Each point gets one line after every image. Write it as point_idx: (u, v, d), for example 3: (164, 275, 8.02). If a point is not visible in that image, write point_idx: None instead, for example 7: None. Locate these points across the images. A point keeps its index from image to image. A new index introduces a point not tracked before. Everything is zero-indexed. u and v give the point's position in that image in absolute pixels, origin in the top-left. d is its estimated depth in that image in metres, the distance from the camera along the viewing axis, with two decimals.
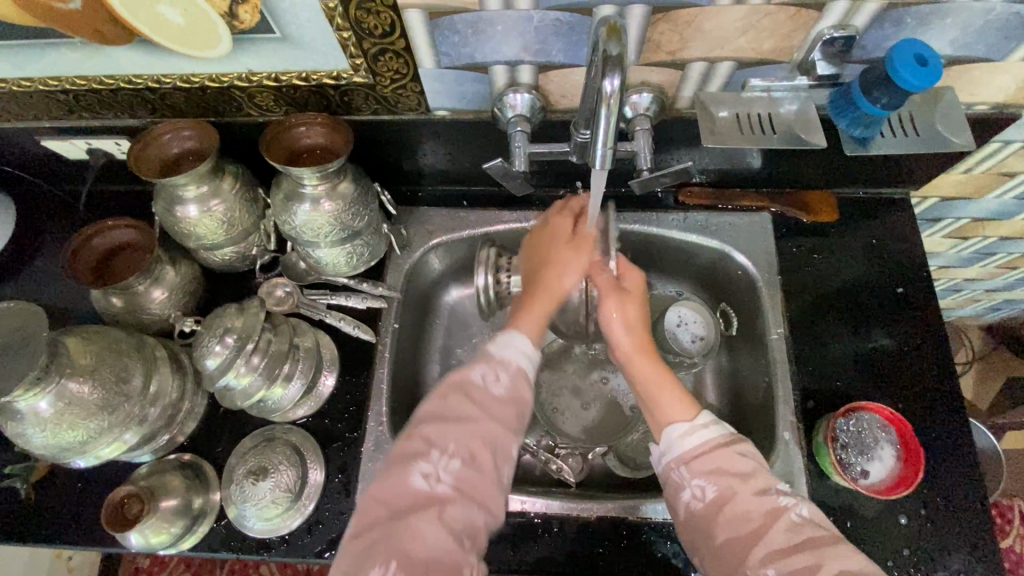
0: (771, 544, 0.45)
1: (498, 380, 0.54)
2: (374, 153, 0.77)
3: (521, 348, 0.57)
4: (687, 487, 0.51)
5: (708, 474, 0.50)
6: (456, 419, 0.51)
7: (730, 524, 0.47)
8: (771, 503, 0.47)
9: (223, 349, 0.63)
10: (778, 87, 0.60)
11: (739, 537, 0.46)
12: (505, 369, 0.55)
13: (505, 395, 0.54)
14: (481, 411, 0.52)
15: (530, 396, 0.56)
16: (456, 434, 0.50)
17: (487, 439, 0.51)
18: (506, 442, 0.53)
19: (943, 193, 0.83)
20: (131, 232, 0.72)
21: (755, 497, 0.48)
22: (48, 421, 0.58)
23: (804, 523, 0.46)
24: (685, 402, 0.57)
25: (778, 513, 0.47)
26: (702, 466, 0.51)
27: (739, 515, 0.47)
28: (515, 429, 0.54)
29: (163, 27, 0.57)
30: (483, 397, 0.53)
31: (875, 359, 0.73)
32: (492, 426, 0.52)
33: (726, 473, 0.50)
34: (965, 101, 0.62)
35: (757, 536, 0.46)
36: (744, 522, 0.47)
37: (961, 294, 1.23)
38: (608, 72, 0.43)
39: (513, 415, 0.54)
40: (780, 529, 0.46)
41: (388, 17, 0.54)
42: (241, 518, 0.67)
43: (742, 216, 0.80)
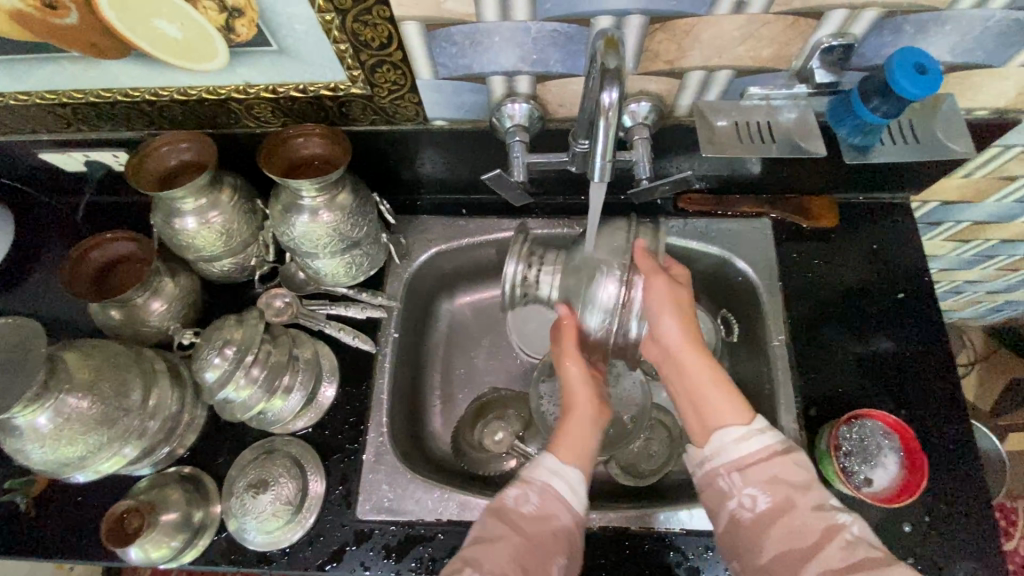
0: (825, 561, 0.45)
1: (530, 500, 0.54)
2: (373, 162, 0.77)
3: (549, 465, 0.56)
4: (734, 496, 0.51)
5: (761, 485, 0.50)
6: (490, 540, 0.51)
7: (781, 538, 0.47)
8: (827, 520, 0.47)
9: (221, 361, 0.64)
10: (778, 95, 0.60)
11: (789, 551, 0.47)
12: (536, 489, 0.55)
13: (538, 514, 0.53)
14: (513, 530, 0.52)
15: (567, 513, 0.54)
16: (487, 554, 0.50)
17: (520, 556, 0.50)
18: (543, 563, 0.50)
19: (943, 197, 0.83)
20: (129, 244, 0.72)
21: (811, 512, 0.48)
22: (47, 437, 0.58)
23: (859, 544, 0.46)
24: (739, 403, 0.55)
25: (835, 531, 0.46)
26: (756, 475, 0.51)
27: (794, 530, 0.47)
28: (555, 550, 0.51)
29: (160, 41, 0.57)
30: (516, 518, 0.53)
31: (878, 366, 0.73)
32: (525, 542, 0.51)
33: (782, 484, 0.49)
34: (965, 107, 0.62)
35: (813, 551, 0.46)
36: (798, 539, 0.47)
37: (963, 296, 1.23)
38: (606, 84, 0.42)
39: (552, 537, 0.52)
40: (837, 547, 0.46)
41: (385, 29, 0.54)
42: (242, 531, 0.67)
43: (742, 222, 0.80)
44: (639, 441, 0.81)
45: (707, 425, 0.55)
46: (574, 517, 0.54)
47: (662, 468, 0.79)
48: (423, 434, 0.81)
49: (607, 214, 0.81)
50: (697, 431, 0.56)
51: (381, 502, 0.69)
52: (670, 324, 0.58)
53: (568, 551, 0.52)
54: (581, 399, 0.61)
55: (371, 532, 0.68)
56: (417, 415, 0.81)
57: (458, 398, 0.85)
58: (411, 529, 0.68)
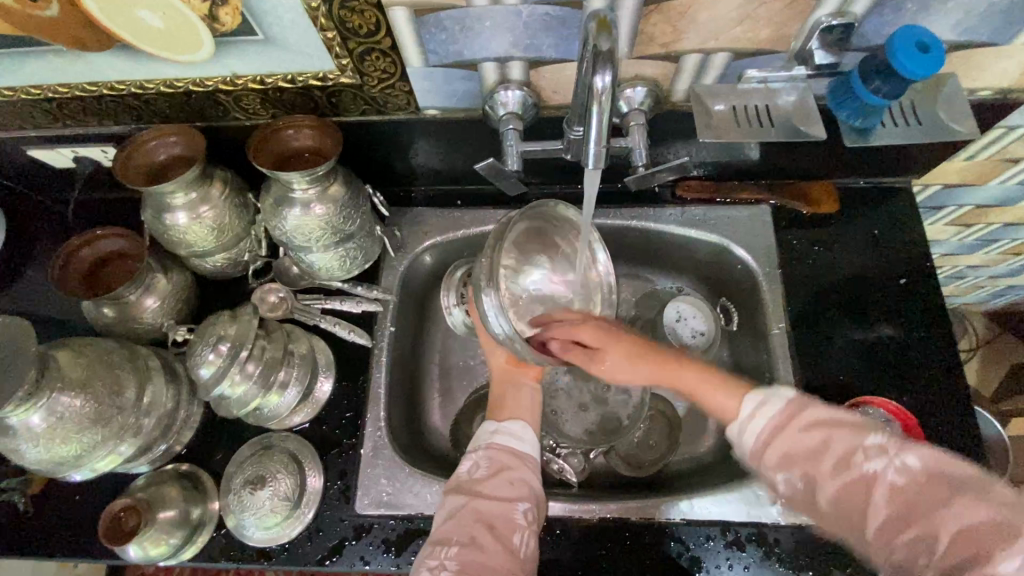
0: (877, 518, 0.42)
1: (478, 467, 0.57)
2: (365, 154, 0.75)
3: (489, 430, 0.62)
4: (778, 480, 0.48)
5: (784, 458, 0.47)
6: (454, 512, 0.53)
7: (833, 504, 0.45)
8: (859, 471, 0.44)
9: (216, 357, 0.63)
10: (775, 78, 0.58)
11: (844, 515, 0.44)
12: (482, 453, 0.59)
13: (491, 472, 0.56)
14: (472, 494, 0.54)
15: (513, 463, 0.58)
16: (453, 525, 0.52)
17: (484, 517, 0.53)
18: (508, 514, 0.53)
19: (946, 180, 0.81)
20: (121, 241, 0.71)
21: (835, 474, 0.44)
22: (41, 436, 0.57)
23: (904, 481, 0.42)
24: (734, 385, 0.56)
25: (871, 480, 0.43)
26: (778, 447, 0.48)
27: (838, 494, 0.44)
28: (515, 497, 0.55)
29: (143, 32, 0.56)
30: (470, 486, 0.56)
31: (879, 352, 0.72)
32: (485, 501, 0.54)
33: (798, 454, 0.47)
34: (968, 87, 0.60)
35: (863, 509, 0.43)
36: (846, 497, 0.44)
37: (965, 281, 1.21)
38: (599, 67, 0.41)
39: (508, 486, 0.55)
40: (878, 499, 0.42)
41: (373, 16, 0.52)
42: (241, 528, 0.67)
43: (741, 209, 0.79)
44: (639, 431, 0.80)
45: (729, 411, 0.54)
46: (525, 461, 0.59)
47: (663, 458, 0.78)
48: (422, 428, 0.81)
49: (604, 204, 0.80)
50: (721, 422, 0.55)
51: (379, 497, 0.68)
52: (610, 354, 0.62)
53: (529, 494, 0.56)
54: (499, 381, 0.68)
55: (371, 527, 0.68)
56: (416, 409, 0.81)
57: (456, 391, 0.84)
58: (410, 522, 0.68)
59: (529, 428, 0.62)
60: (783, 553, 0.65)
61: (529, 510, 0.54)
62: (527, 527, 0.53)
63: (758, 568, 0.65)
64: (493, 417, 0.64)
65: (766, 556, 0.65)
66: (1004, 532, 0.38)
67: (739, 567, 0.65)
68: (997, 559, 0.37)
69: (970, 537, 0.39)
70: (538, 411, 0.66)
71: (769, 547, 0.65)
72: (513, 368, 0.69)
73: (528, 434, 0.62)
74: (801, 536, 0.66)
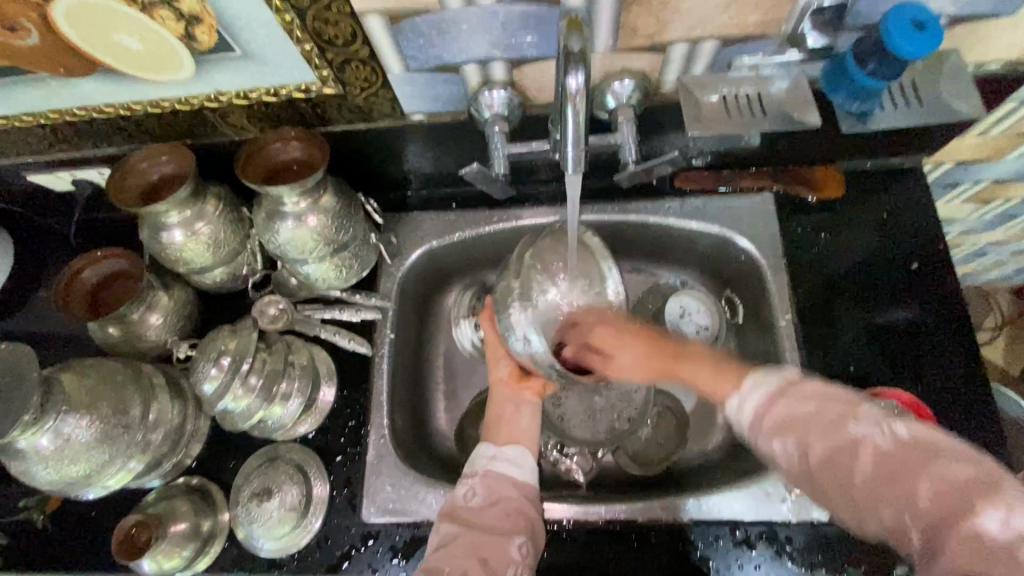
0: (866, 481, 0.41)
1: (475, 494, 0.57)
2: (357, 161, 0.75)
3: (487, 453, 0.61)
4: (778, 442, 0.47)
5: (782, 432, 0.47)
6: (448, 542, 0.53)
7: (825, 467, 0.44)
8: (849, 434, 0.43)
9: (218, 372, 0.63)
10: (767, 64, 0.56)
11: (839, 485, 0.43)
12: (478, 480, 0.59)
13: (487, 501, 0.56)
14: (466, 526, 0.54)
15: (512, 493, 0.57)
16: (448, 557, 0.52)
17: (478, 549, 0.52)
18: (501, 547, 0.53)
19: (959, 157, 0.78)
20: (120, 261, 0.72)
21: (827, 437, 0.44)
22: (50, 458, 0.59)
23: (895, 446, 0.41)
24: (732, 371, 0.55)
25: (860, 442, 0.43)
26: (779, 413, 0.48)
27: (830, 454, 0.43)
28: (512, 530, 0.55)
29: (124, 55, 0.56)
30: (466, 514, 0.56)
31: (890, 339, 0.70)
32: (480, 534, 0.54)
33: (799, 424, 0.46)
34: (975, 61, 0.57)
35: (851, 469, 0.42)
36: (843, 459, 0.43)
37: (986, 258, 1.17)
38: (571, 68, 0.40)
39: (504, 518, 0.55)
40: (864, 461, 0.42)
41: (348, 25, 0.52)
42: (251, 539, 0.68)
43: (743, 199, 0.76)
44: (646, 428, 0.79)
45: (725, 392, 0.54)
46: (521, 490, 0.59)
47: (671, 455, 0.77)
48: (428, 432, 0.81)
49: (600, 199, 0.78)
50: (715, 392, 0.55)
51: (385, 503, 0.69)
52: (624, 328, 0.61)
53: (524, 525, 0.55)
54: (500, 398, 0.66)
55: (377, 534, 0.68)
56: (421, 414, 0.81)
57: (461, 394, 0.84)
58: (416, 529, 0.68)
59: (533, 457, 0.62)
60: (795, 551, 0.64)
61: (525, 542, 0.54)
62: (519, 559, 0.53)
63: (770, 567, 0.63)
64: (489, 437, 0.64)
65: (777, 554, 0.64)
66: (987, 490, 0.37)
67: (750, 566, 0.64)
68: (978, 515, 0.36)
69: (953, 491, 0.38)
70: (535, 428, 0.65)
71: (780, 546, 0.64)
72: (515, 384, 0.67)
73: (525, 460, 0.62)
74: (814, 533, 0.64)
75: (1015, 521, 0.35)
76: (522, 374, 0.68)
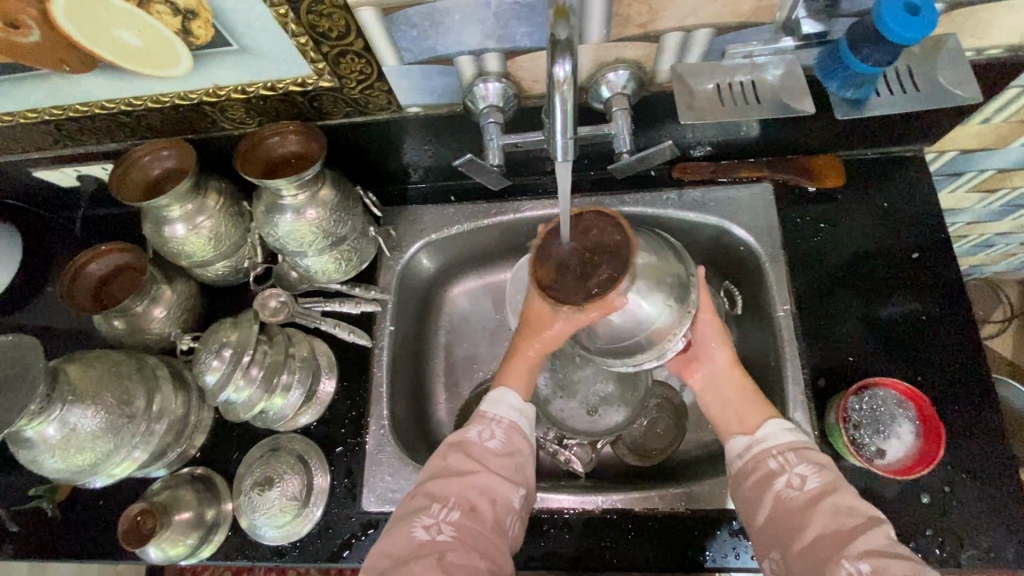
0: (866, 543, 0.45)
1: (493, 436, 0.56)
2: (356, 155, 0.76)
3: (512, 403, 0.59)
4: (784, 474, 0.51)
5: (813, 464, 0.51)
6: (456, 473, 0.53)
7: (828, 515, 0.48)
8: (871, 509, 0.48)
9: (220, 363, 0.64)
10: (761, 52, 0.56)
11: (831, 533, 0.47)
12: (500, 425, 0.57)
13: (504, 450, 0.56)
14: (481, 464, 0.54)
15: (525, 447, 0.57)
16: (456, 486, 0.52)
17: (489, 490, 0.53)
18: (509, 493, 0.54)
19: (962, 145, 0.77)
20: (124, 255, 0.74)
21: (854, 496, 0.49)
22: (57, 446, 0.60)
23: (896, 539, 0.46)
24: (766, 403, 0.59)
25: (878, 522, 0.47)
26: (809, 456, 0.52)
27: (840, 509, 0.48)
28: (517, 482, 0.55)
29: (123, 50, 0.57)
30: (480, 453, 0.55)
31: (891, 329, 0.69)
32: (490, 476, 0.53)
33: (829, 469, 0.51)
34: (975, 46, 0.56)
35: (852, 532, 0.46)
36: (844, 519, 0.47)
37: (994, 249, 1.15)
38: (559, 57, 0.41)
39: (513, 470, 0.55)
40: (875, 533, 0.46)
41: (341, 18, 0.52)
42: (254, 527, 0.69)
43: (742, 189, 0.76)
44: (645, 419, 0.79)
45: (749, 425, 0.57)
46: (532, 447, 0.58)
47: (671, 446, 0.77)
48: (428, 423, 0.81)
49: (598, 191, 0.78)
50: (732, 428, 0.58)
51: (385, 493, 0.70)
52: (710, 351, 0.63)
53: (527, 479, 0.56)
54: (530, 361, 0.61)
55: (377, 523, 0.69)
56: (421, 406, 0.82)
57: (460, 385, 0.85)
58: None
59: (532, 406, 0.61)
60: None
61: (525, 495, 0.55)
62: (517, 510, 0.54)
63: None
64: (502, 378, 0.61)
65: None
66: None
67: (747, 556, 0.64)
68: None
69: None
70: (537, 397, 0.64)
71: None
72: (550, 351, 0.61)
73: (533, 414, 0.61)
74: None
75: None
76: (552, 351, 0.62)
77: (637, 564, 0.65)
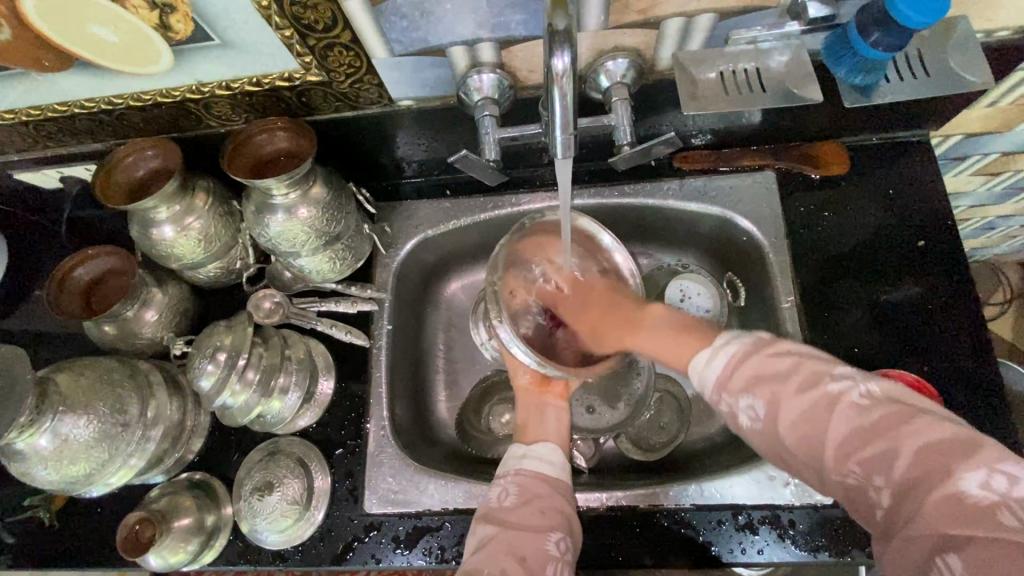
0: (840, 438, 0.39)
1: (508, 494, 0.56)
2: (347, 151, 0.73)
3: (517, 454, 0.61)
4: (737, 411, 0.45)
5: (749, 387, 0.44)
6: (484, 544, 0.53)
7: (793, 427, 0.41)
8: (824, 391, 0.41)
9: (215, 368, 0.62)
10: (765, 36, 0.54)
11: (807, 442, 0.41)
12: (512, 480, 0.58)
13: (520, 500, 0.55)
14: (502, 524, 0.54)
15: (547, 491, 0.57)
16: (485, 557, 0.51)
17: (517, 548, 0.51)
18: (539, 544, 0.52)
19: (967, 129, 0.75)
20: (111, 258, 0.71)
21: (798, 394, 0.42)
22: (49, 458, 0.59)
23: (873, 404, 0.39)
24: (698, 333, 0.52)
25: (837, 399, 0.40)
26: (746, 375, 0.45)
27: (798, 419, 0.41)
28: (549, 526, 0.54)
29: (99, 47, 0.55)
30: (499, 513, 0.55)
31: (897, 318, 0.68)
32: (516, 533, 0.53)
33: (767, 381, 0.44)
34: (986, 28, 0.54)
35: (823, 429, 0.40)
36: (809, 422, 0.41)
37: (995, 232, 1.14)
38: (556, 48, 0.39)
39: (539, 515, 0.54)
40: (839, 419, 0.40)
41: (327, 8, 0.50)
42: (255, 532, 0.68)
43: (744, 178, 0.74)
44: (648, 413, 0.78)
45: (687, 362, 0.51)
46: (556, 488, 0.57)
47: (674, 440, 0.76)
48: (429, 422, 0.80)
49: (597, 182, 0.77)
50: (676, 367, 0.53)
51: (387, 495, 0.69)
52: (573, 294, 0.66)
53: (560, 522, 0.54)
54: (526, 403, 0.67)
55: (379, 525, 0.68)
56: (422, 404, 0.80)
57: (461, 381, 0.84)
58: (418, 520, 0.69)
59: (551, 445, 0.62)
60: (798, 534, 0.63)
61: (561, 539, 0.53)
62: (559, 557, 0.52)
63: (773, 550, 0.63)
64: (520, 439, 0.64)
65: (780, 537, 0.63)
66: (972, 448, 0.35)
67: (752, 550, 0.63)
68: (958, 476, 0.34)
69: (937, 450, 0.36)
70: (563, 433, 0.65)
71: (783, 529, 0.63)
72: (538, 390, 0.68)
73: (555, 455, 0.60)
74: (818, 516, 0.63)
75: (1000, 482, 0.33)
76: (544, 379, 0.69)
77: (643, 561, 0.65)
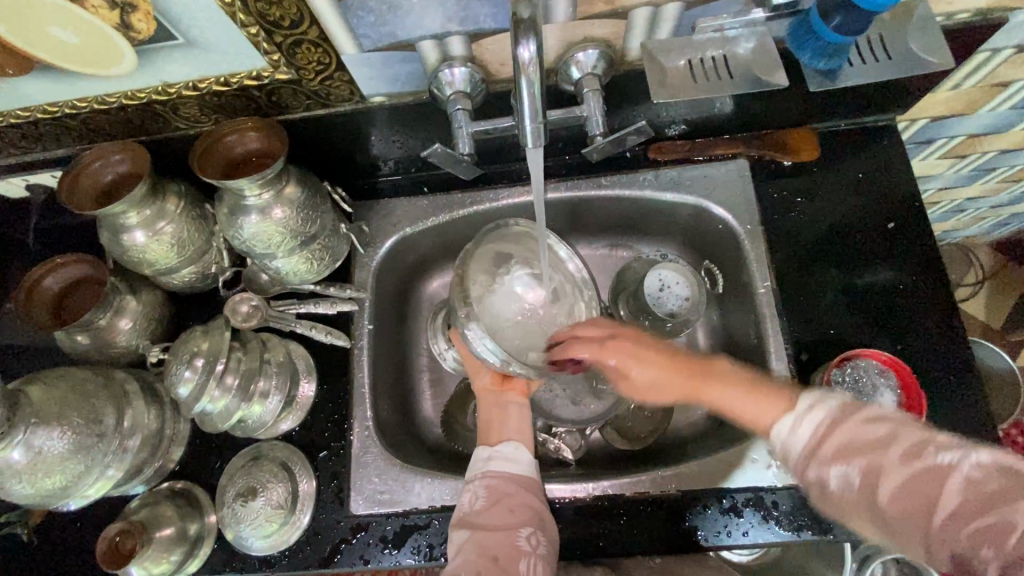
0: (947, 509, 0.40)
1: (475, 497, 0.58)
2: (321, 150, 0.73)
3: (481, 458, 0.61)
4: (828, 479, 0.45)
5: (849, 461, 0.44)
6: (458, 549, 0.54)
7: (898, 496, 0.42)
8: (927, 463, 0.42)
9: (193, 374, 0.61)
10: (731, 24, 0.55)
11: (909, 509, 0.42)
12: (479, 483, 0.59)
13: (489, 501, 0.57)
14: (475, 527, 0.55)
15: (515, 488, 0.58)
16: (460, 563, 0.52)
17: (489, 549, 0.53)
18: (510, 541, 0.54)
19: (933, 112, 0.77)
20: (80, 267, 0.70)
21: (901, 464, 0.42)
22: (23, 471, 0.57)
23: (985, 477, 0.40)
24: (772, 396, 0.52)
25: (944, 473, 0.41)
26: (833, 450, 0.45)
27: (901, 491, 0.42)
28: (519, 523, 0.55)
29: (58, 48, 0.53)
30: (471, 517, 0.56)
31: (871, 300, 0.69)
32: (488, 534, 0.54)
33: (859, 453, 0.44)
34: (945, 11, 0.56)
35: (931, 497, 0.41)
36: (921, 485, 0.41)
37: (964, 214, 1.17)
38: (521, 38, 0.39)
39: (508, 514, 0.56)
40: (952, 486, 0.40)
41: (293, 5, 0.49)
42: (241, 539, 0.67)
43: (718, 167, 0.75)
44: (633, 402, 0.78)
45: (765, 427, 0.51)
46: (523, 485, 0.59)
47: (659, 427, 0.77)
48: (414, 421, 0.80)
49: (573, 175, 0.77)
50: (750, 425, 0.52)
51: (373, 495, 0.68)
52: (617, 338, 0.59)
53: (530, 517, 0.56)
54: (486, 404, 0.67)
55: (367, 525, 0.68)
56: (407, 403, 0.80)
57: (445, 379, 0.84)
58: (406, 519, 0.68)
59: (512, 443, 0.62)
60: (781, 515, 0.64)
61: (533, 533, 0.55)
62: (533, 550, 0.54)
63: (758, 532, 0.64)
64: (484, 440, 0.64)
65: (764, 519, 0.64)
66: None
67: (738, 533, 0.64)
68: None
69: None
70: (529, 425, 0.65)
71: (767, 511, 0.64)
72: (497, 388, 0.67)
73: (521, 452, 0.62)
74: (800, 497, 0.64)
75: None
76: (504, 377, 0.68)
77: (631, 549, 0.65)
